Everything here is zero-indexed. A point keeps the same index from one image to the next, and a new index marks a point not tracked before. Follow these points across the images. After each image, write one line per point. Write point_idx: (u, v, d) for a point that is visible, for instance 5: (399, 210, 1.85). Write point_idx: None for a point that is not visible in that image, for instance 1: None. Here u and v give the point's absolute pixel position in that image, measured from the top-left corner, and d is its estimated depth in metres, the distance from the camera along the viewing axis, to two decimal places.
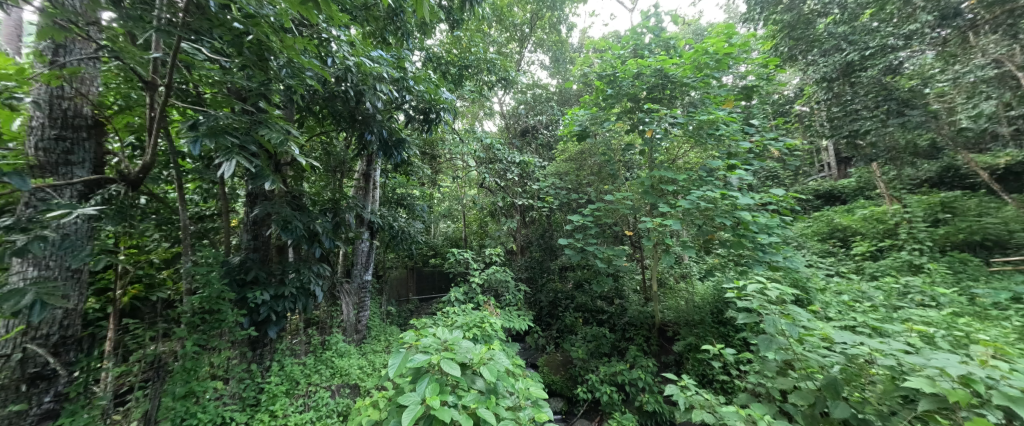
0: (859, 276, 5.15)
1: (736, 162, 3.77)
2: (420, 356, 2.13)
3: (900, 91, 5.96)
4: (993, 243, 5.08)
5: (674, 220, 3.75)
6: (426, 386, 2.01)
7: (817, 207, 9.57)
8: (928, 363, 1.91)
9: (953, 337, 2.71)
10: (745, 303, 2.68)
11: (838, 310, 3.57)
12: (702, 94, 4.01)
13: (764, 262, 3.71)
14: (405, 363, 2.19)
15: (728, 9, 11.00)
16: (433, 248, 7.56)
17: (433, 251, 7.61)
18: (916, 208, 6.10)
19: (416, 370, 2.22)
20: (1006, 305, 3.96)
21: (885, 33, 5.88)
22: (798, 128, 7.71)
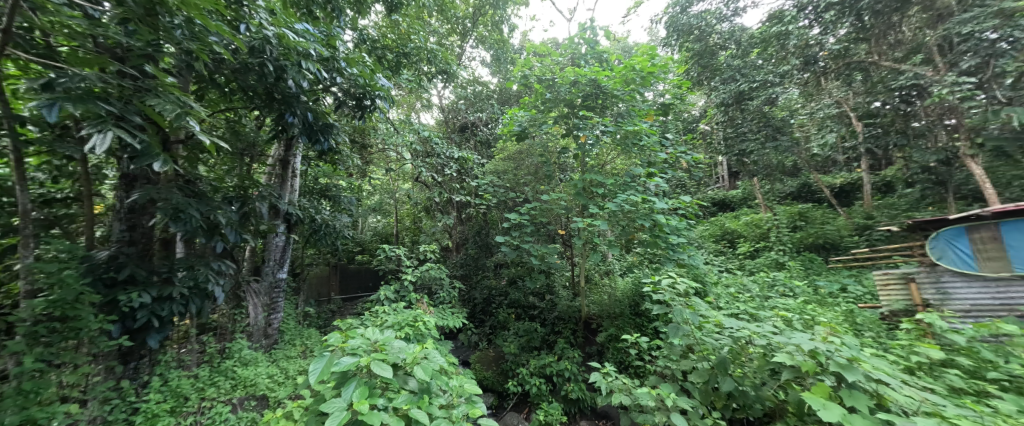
0: (743, 272, 6.18)
1: (654, 170, 4.19)
2: (347, 358, 1.98)
3: (775, 120, 7.33)
4: (830, 245, 6.50)
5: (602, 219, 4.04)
6: (353, 391, 1.88)
7: (713, 212, 11.20)
8: (790, 341, 2.36)
9: (807, 320, 3.39)
10: (658, 295, 2.97)
11: (727, 300, 4.22)
12: (629, 106, 4.36)
13: (674, 260, 4.20)
14: (328, 367, 2.01)
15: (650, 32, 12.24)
16: (360, 243, 7.08)
17: (360, 247, 7.13)
18: (781, 217, 7.56)
19: (341, 374, 2.07)
20: (839, 294, 5.09)
21: (767, 70, 7.09)
22: (702, 144, 8.90)
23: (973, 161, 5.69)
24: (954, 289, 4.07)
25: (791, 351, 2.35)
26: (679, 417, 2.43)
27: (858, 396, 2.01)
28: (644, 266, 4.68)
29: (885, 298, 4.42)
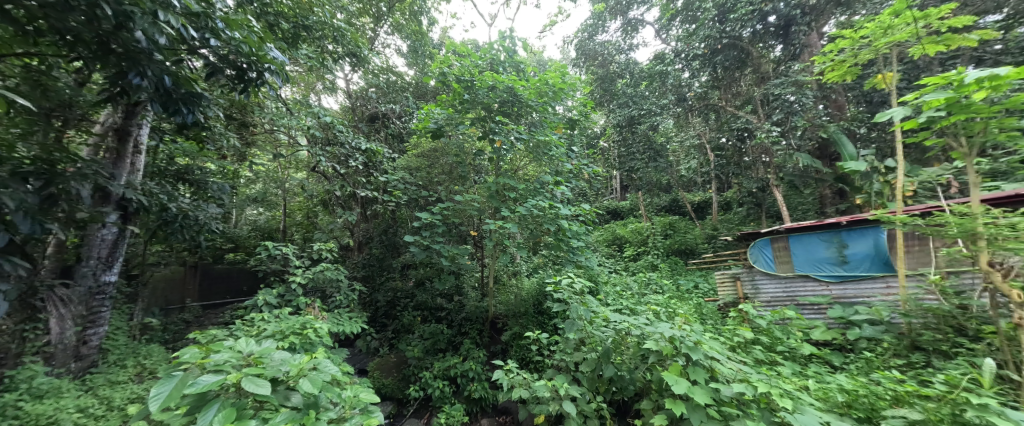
0: (627, 272, 7.15)
1: (561, 179, 4.49)
2: (209, 377, 1.52)
3: (656, 143, 8.88)
4: (689, 250, 7.99)
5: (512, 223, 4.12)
6: (213, 416, 1.47)
7: (605, 220, 12.69)
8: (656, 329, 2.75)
9: (671, 314, 4.07)
10: (559, 294, 3.21)
11: (615, 297, 4.78)
12: (542, 117, 4.62)
13: (573, 262, 4.55)
14: (179, 389, 1.51)
15: (561, 52, 13.32)
16: (233, 239, 5.96)
17: (234, 243, 6.00)
18: (656, 226, 9.00)
19: (197, 397, 1.58)
20: (694, 289, 6.30)
21: (651, 101, 8.37)
22: (600, 159, 10.05)
23: (778, 188, 7.50)
24: (760, 286, 5.34)
25: (657, 338, 2.65)
26: (569, 403, 2.65)
27: (698, 370, 2.38)
28: (548, 267, 4.97)
29: (722, 292, 5.74)
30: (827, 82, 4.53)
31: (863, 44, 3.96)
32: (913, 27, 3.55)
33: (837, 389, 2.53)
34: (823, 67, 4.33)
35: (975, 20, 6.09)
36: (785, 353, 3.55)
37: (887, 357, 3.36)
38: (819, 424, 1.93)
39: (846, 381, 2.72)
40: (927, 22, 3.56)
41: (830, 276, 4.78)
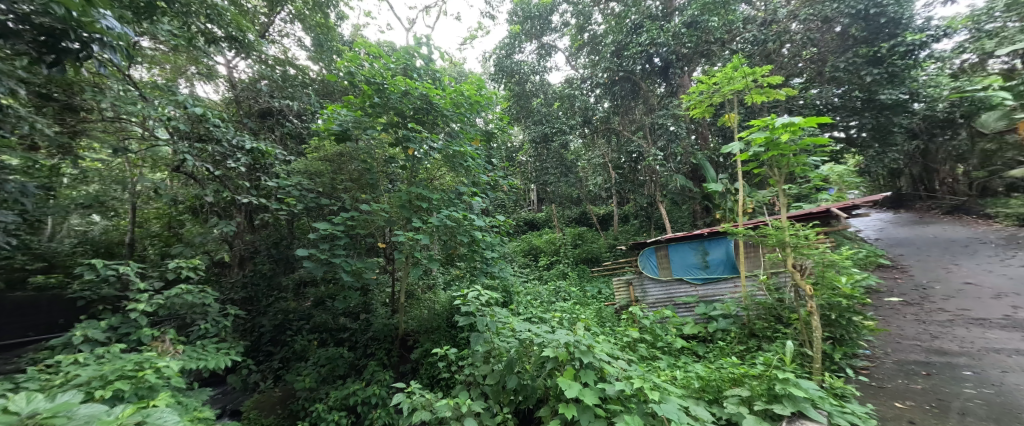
0: (540, 281, 7.59)
1: (477, 189, 4.38)
2: None
3: (567, 160, 9.64)
4: (594, 258, 8.86)
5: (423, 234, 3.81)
6: None
7: (523, 231, 13.29)
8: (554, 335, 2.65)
9: (576, 320, 4.31)
10: (464, 307, 2.99)
11: (528, 307, 4.86)
12: (458, 128, 4.52)
13: (486, 273, 4.33)
14: None
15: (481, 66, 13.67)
16: (55, 256, 4.61)
17: (54, 262, 4.64)
18: (567, 236, 9.79)
19: None
20: (599, 294, 6.91)
21: (563, 122, 9.10)
22: (518, 172, 10.50)
23: (662, 204, 8.79)
24: (648, 289, 5.89)
25: (556, 344, 2.55)
26: (471, 421, 2.47)
27: (587, 372, 2.34)
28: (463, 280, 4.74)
29: (617, 296, 6.19)
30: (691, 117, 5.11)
31: (714, 88, 4.69)
32: (745, 79, 4.39)
33: (691, 376, 2.89)
34: (688, 103, 4.97)
35: (788, 79, 8.46)
36: (665, 348, 4.00)
37: (733, 345, 3.99)
38: (679, 411, 2.05)
39: (698, 369, 3.16)
40: (753, 78, 4.45)
41: (697, 279, 5.60)
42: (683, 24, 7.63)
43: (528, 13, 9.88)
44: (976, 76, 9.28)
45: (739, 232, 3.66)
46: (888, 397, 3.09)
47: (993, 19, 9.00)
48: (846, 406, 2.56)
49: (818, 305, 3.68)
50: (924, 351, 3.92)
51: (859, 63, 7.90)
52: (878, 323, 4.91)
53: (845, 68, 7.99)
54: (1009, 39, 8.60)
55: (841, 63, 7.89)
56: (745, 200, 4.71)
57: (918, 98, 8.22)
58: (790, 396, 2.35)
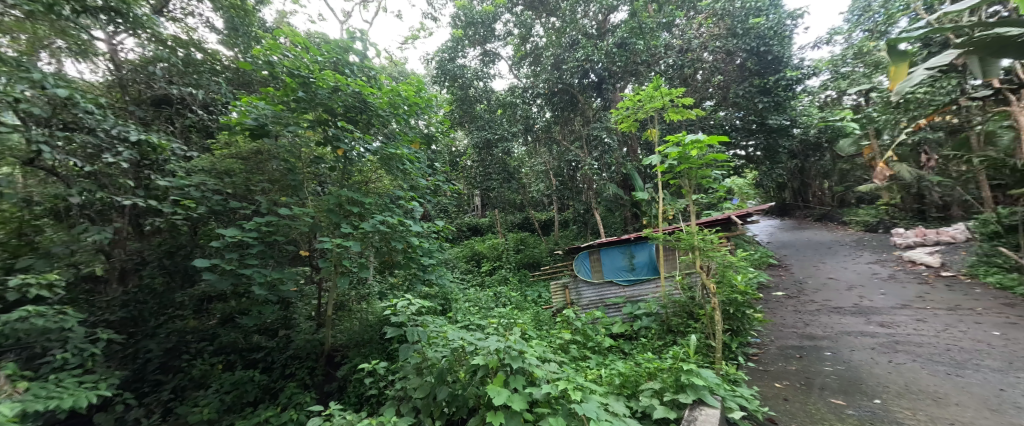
0: (480, 286, 7.74)
1: (414, 194, 4.11)
2: None
3: (509, 166, 9.80)
4: (535, 262, 9.34)
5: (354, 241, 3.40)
6: None
7: (466, 236, 13.27)
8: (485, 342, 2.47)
9: (510, 323, 4.38)
10: (394, 317, 2.73)
11: (463, 314, 4.83)
12: (395, 129, 4.28)
13: (424, 282, 4.06)
14: None
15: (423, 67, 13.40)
16: None
17: None
18: (510, 242, 9.98)
19: None
20: (537, 298, 7.13)
21: (505, 129, 9.29)
22: (461, 177, 10.43)
23: (597, 210, 9.28)
24: (582, 292, 6.23)
25: (487, 352, 2.42)
26: None
27: (517, 377, 2.22)
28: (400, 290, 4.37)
29: (555, 299, 6.51)
30: (619, 131, 5.25)
31: (639, 105, 4.96)
32: (664, 99, 4.70)
33: (613, 374, 2.97)
34: (617, 117, 5.20)
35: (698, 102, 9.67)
36: (594, 348, 4.10)
37: (653, 340, 4.16)
38: (598, 412, 2.02)
39: (617, 366, 3.26)
40: (670, 97, 4.76)
41: (624, 281, 5.96)
42: (614, 44, 8.28)
43: (471, 19, 9.86)
44: (838, 108, 11.29)
45: (659, 237, 3.89)
46: (769, 379, 3.42)
47: (847, 64, 10.72)
48: (734, 388, 2.87)
49: (720, 302, 3.92)
50: (798, 337, 4.52)
51: (753, 92, 9.41)
52: (768, 315, 5.65)
53: (742, 94, 9.49)
54: (858, 80, 10.08)
55: (739, 91, 9.38)
56: (670, 207, 5.02)
57: (796, 124, 9.73)
58: (692, 385, 2.53)
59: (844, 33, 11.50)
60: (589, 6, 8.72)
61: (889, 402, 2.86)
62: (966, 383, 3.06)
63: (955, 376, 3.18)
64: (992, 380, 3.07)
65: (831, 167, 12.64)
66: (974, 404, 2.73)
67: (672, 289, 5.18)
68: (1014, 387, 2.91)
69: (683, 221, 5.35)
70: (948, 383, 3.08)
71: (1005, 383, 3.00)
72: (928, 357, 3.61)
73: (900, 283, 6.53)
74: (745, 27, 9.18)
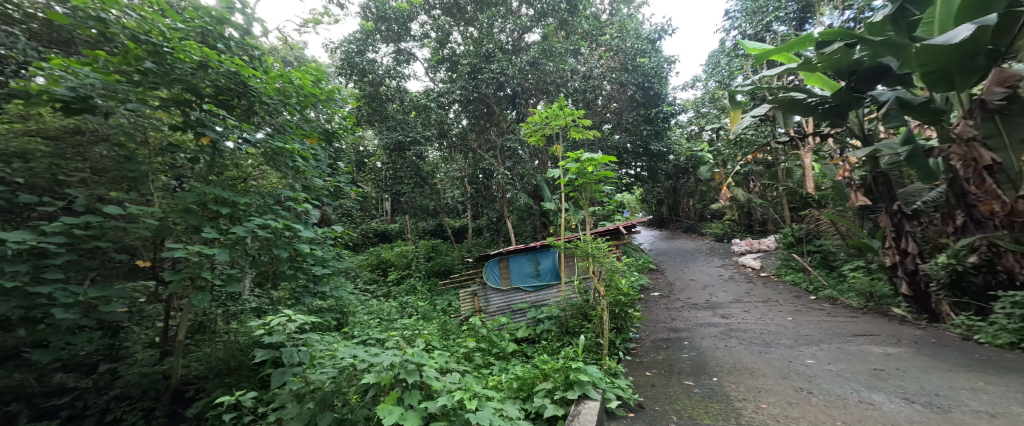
0: (385, 297, 7.22)
1: (306, 195, 3.46)
2: None
3: (422, 170, 9.44)
4: (446, 270, 9.06)
5: (220, 249, 2.65)
6: None
7: (373, 243, 12.41)
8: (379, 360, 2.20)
9: (414, 335, 4.12)
10: (267, 337, 2.31)
11: (357, 330, 4.42)
12: (286, 120, 3.49)
13: (314, 295, 3.51)
14: None
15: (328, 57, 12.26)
16: None
17: None
18: (420, 249, 9.62)
19: None
20: (447, 308, 6.92)
21: (419, 131, 8.95)
22: (368, 180, 9.72)
23: (509, 218, 9.48)
24: (490, 299, 6.12)
25: (379, 369, 2.18)
26: None
27: (413, 392, 2.05)
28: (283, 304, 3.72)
29: (463, 307, 6.33)
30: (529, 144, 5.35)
31: (546, 121, 5.17)
32: (568, 118, 4.94)
33: (513, 378, 2.96)
34: (526, 131, 5.35)
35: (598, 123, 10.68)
36: (499, 353, 4.07)
37: (554, 343, 4.29)
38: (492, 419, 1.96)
39: (517, 369, 3.26)
40: (573, 118, 5.03)
41: (531, 287, 6.08)
42: (527, 61, 8.65)
43: (383, 14, 9.33)
44: (700, 140, 13.61)
45: (560, 244, 4.06)
46: (641, 368, 3.72)
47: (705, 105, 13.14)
48: (614, 380, 3.05)
49: (608, 303, 4.19)
50: (666, 330, 5.17)
51: (640, 120, 10.79)
52: (645, 313, 6.39)
53: (634, 120, 10.78)
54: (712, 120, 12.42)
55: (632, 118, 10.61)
56: (572, 217, 5.30)
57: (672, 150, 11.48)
58: (578, 381, 2.65)
59: (702, 80, 13.88)
60: (506, 23, 8.91)
61: (722, 378, 3.27)
62: (771, 357, 3.72)
63: (764, 353, 3.88)
64: (786, 354, 3.79)
65: (694, 188, 15.15)
66: (774, 374, 3.29)
67: (570, 292, 5.48)
68: (797, 358, 3.62)
69: (581, 230, 5.74)
70: (761, 360, 3.69)
71: (792, 356, 3.71)
72: (748, 340, 4.37)
73: (734, 283, 7.91)
74: (634, 64, 10.45)
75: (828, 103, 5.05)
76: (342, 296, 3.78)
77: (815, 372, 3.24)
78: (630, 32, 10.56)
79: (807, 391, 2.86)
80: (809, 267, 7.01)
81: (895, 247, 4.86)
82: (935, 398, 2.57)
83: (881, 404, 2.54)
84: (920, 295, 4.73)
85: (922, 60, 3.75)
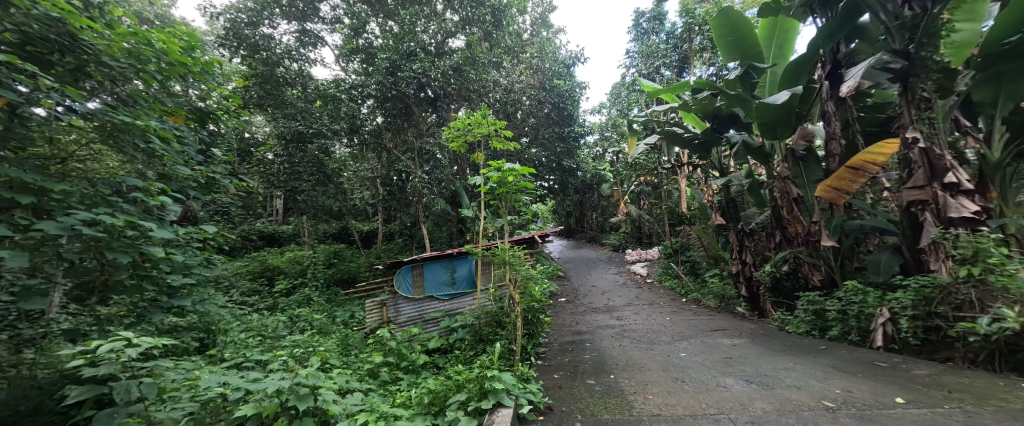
0: (269, 311, 6.34)
1: (165, 187, 2.65)
2: None
3: (327, 168, 8.61)
4: (351, 278, 8.42)
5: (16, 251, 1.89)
6: None
7: (258, 247, 10.83)
8: (259, 388, 1.87)
9: (308, 353, 3.66)
10: (87, 366, 1.74)
11: (232, 351, 3.83)
12: (135, 88, 2.62)
13: (167, 309, 2.77)
14: None
15: (211, 25, 10.47)
16: None
17: None
18: (318, 255, 8.72)
19: None
20: (348, 320, 6.37)
21: (324, 123, 8.16)
22: (257, 173, 8.48)
23: (424, 224, 9.17)
24: (400, 309, 5.93)
25: (261, 397, 1.93)
26: None
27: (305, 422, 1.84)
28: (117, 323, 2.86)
29: (369, 319, 5.92)
30: (451, 149, 5.26)
31: (468, 128, 5.18)
32: (490, 127, 5.00)
33: (423, 393, 2.85)
34: (447, 135, 5.25)
35: (516, 135, 11.06)
36: (408, 367, 3.86)
37: (467, 352, 4.25)
38: None
39: (428, 383, 3.14)
40: (495, 128, 5.09)
41: (445, 295, 6.03)
42: (451, 66, 8.50)
43: None
44: (603, 159, 15.10)
45: (477, 251, 4.07)
46: (550, 372, 3.90)
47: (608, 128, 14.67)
48: (525, 386, 3.13)
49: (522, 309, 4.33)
50: (572, 333, 5.54)
51: (554, 137, 11.53)
52: (552, 318, 6.74)
53: (548, 135, 11.48)
54: (614, 142, 13.93)
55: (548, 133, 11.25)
56: (489, 225, 5.33)
57: (580, 167, 12.47)
58: (492, 390, 2.66)
59: (606, 107, 15.49)
60: (429, 24, 8.68)
61: (618, 375, 3.62)
62: (655, 353, 4.24)
63: (650, 350, 4.41)
64: (666, 350, 4.36)
65: (597, 203, 16.64)
66: (657, 368, 3.74)
67: (485, 300, 5.52)
68: (674, 353, 4.20)
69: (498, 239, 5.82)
70: (648, 356, 4.19)
71: (670, 351, 4.29)
72: (637, 339, 4.91)
73: (628, 289, 8.85)
74: (551, 85, 11.21)
75: (698, 139, 6.06)
76: (210, 311, 3.15)
77: (687, 363, 3.81)
78: (549, 55, 11.64)
79: (680, 380, 3.36)
80: (683, 274, 8.25)
81: (738, 258, 5.87)
82: (767, 378, 3.22)
83: (732, 387, 3.09)
84: (753, 296, 5.84)
85: (760, 114, 4.79)
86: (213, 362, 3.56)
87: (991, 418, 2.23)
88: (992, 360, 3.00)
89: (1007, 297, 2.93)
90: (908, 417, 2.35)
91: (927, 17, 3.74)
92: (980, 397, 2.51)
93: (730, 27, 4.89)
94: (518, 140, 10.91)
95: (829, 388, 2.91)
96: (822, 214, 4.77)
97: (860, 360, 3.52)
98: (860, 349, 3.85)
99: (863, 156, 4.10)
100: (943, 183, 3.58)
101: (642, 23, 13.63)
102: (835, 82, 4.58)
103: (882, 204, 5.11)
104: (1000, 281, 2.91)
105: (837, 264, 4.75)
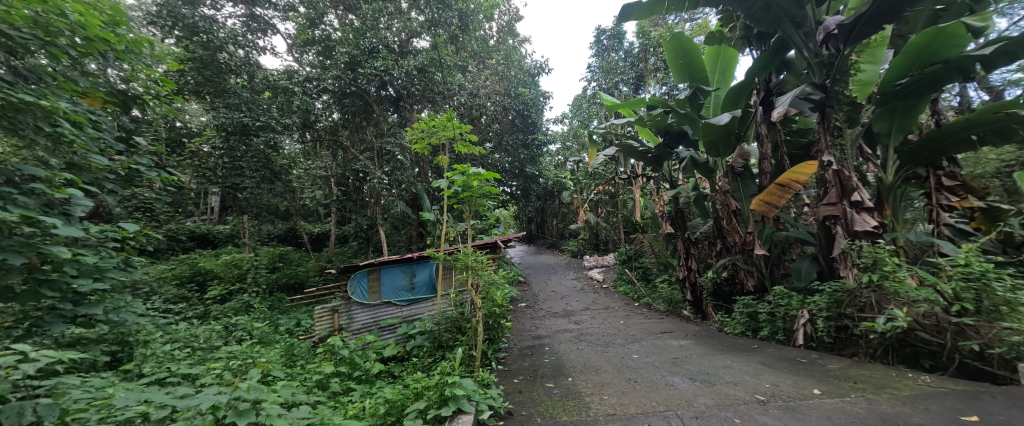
0: (200, 320, 5.72)
1: (76, 178, 2.29)
2: None
3: (273, 165, 8.03)
4: (297, 284, 8.10)
5: None
6: None
7: (187, 249, 9.78)
8: (189, 405, 1.66)
9: (247, 365, 3.34)
10: None
11: (151, 365, 3.39)
12: (38, 62, 2.26)
13: (72, 320, 2.36)
14: None
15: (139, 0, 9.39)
16: None
17: None
18: (261, 258, 8.06)
19: None
20: (293, 328, 5.93)
21: (271, 116, 7.56)
22: (189, 166, 7.65)
23: (382, 227, 8.82)
24: (354, 315, 5.61)
25: (191, 415, 1.73)
26: None
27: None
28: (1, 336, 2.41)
29: (318, 326, 5.51)
30: (415, 151, 5.12)
31: (433, 130, 5.07)
32: (455, 130, 4.92)
33: (379, 403, 2.73)
34: (411, 136, 5.10)
35: (480, 139, 11.02)
36: (361, 377, 3.67)
37: (426, 359, 4.14)
38: None
39: (384, 392, 3.00)
40: (461, 131, 5.01)
41: (403, 301, 5.85)
42: (415, 67, 8.18)
43: None
44: (563, 168, 15.54)
45: (439, 255, 3.97)
46: (509, 377, 3.90)
47: (569, 138, 15.14)
48: (486, 391, 3.11)
49: (482, 314, 4.32)
50: (532, 338, 5.59)
51: (517, 144, 11.66)
52: (513, 323, 6.78)
53: (512, 141, 11.60)
54: (574, 152, 14.41)
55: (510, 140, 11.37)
56: (451, 229, 5.22)
57: (542, 174, 12.73)
58: (453, 397, 2.60)
59: (568, 118, 16.01)
60: (393, 21, 8.42)
61: (576, 378, 3.72)
62: (610, 355, 4.42)
63: (605, 352, 4.58)
64: (620, 352, 4.55)
65: (557, 210, 17.03)
66: (612, 369, 3.90)
67: (445, 305, 5.42)
68: (627, 355, 4.40)
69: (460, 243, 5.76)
70: (604, 358, 4.35)
71: (623, 353, 4.49)
72: (594, 343, 5.08)
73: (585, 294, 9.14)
74: (516, 93, 11.42)
75: (651, 153, 6.47)
76: (126, 321, 2.76)
77: (638, 364, 4.01)
78: (514, 63, 11.85)
79: (633, 380, 3.53)
80: (635, 280, 8.68)
81: (685, 265, 6.28)
82: (709, 376, 3.48)
83: (678, 385, 3.30)
84: (698, 300, 6.29)
85: (705, 133, 5.24)
86: (127, 378, 3.12)
87: (886, 404, 2.59)
88: (886, 354, 3.48)
89: (897, 299, 3.43)
90: (823, 406, 2.66)
91: (839, 57, 4.39)
92: (877, 387, 2.91)
93: (681, 51, 5.29)
94: (482, 145, 10.90)
95: (760, 383, 3.21)
96: (756, 225, 5.27)
97: (785, 357, 3.92)
98: (785, 347, 4.31)
99: (789, 175, 4.53)
100: (850, 200, 4.12)
101: (603, 40, 14.28)
102: (768, 107, 5.10)
103: (803, 217, 5.74)
104: (893, 286, 3.38)
105: (767, 271, 5.27)
